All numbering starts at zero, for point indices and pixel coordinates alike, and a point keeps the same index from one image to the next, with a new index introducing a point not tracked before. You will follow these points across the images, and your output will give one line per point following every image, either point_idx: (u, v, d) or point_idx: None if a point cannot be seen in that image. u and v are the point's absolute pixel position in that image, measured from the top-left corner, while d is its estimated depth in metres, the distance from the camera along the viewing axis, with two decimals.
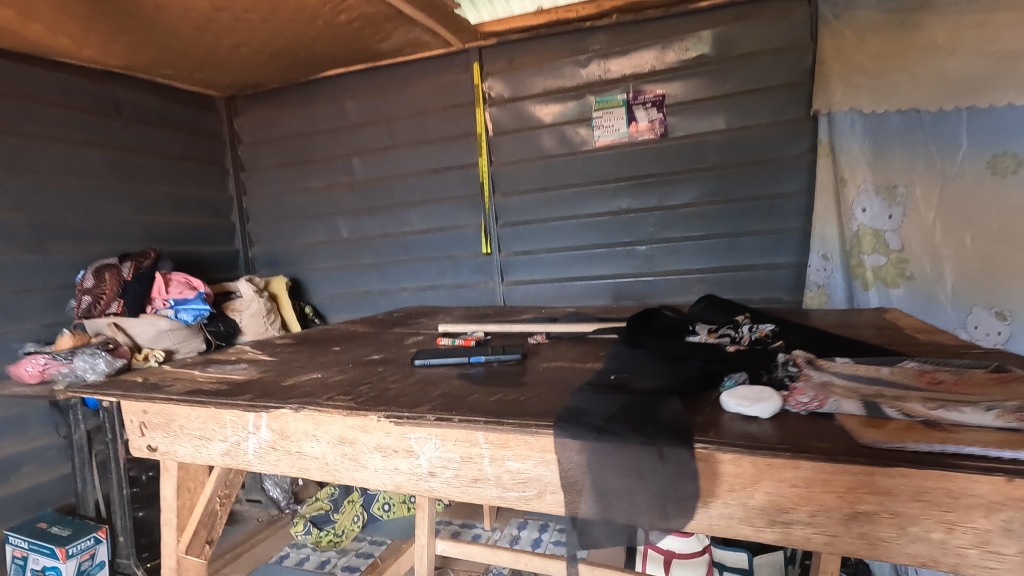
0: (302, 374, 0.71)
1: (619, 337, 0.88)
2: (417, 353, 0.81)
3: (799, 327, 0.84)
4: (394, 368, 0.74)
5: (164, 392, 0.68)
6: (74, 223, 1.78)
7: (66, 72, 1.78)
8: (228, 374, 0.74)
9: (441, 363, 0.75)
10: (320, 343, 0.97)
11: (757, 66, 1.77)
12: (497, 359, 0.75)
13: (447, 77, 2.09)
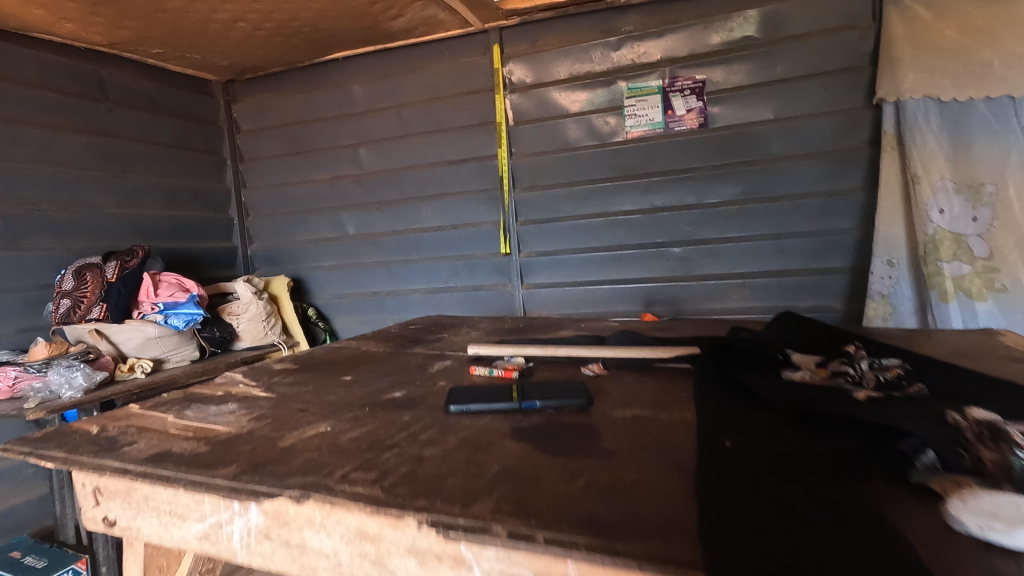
0: (305, 427, 0.55)
1: (695, 373, 0.71)
2: (449, 392, 0.64)
3: (927, 361, 0.67)
4: (423, 416, 0.58)
5: (125, 448, 0.51)
6: (54, 217, 1.61)
7: (44, 49, 1.61)
8: (211, 421, 0.57)
9: (486, 410, 0.58)
10: (327, 370, 0.80)
11: (812, 49, 1.59)
12: (557, 404, 0.58)
13: (462, 61, 1.91)
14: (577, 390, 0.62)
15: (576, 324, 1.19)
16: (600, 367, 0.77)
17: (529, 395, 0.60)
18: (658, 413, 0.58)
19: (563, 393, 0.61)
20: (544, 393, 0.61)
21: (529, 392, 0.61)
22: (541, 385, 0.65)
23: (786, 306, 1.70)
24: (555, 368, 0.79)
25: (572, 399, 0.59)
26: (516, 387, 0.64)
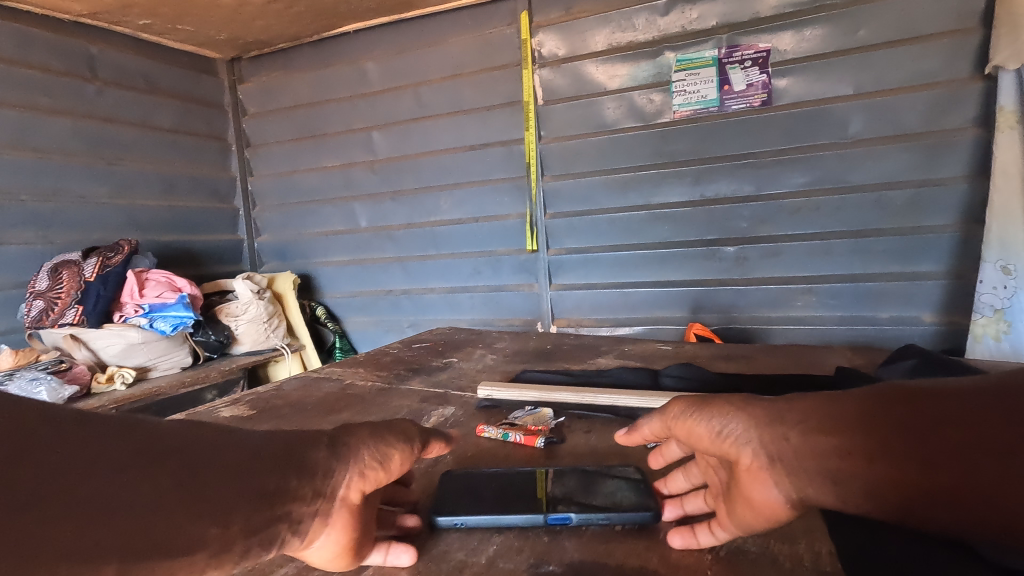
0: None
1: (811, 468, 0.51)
2: (453, 478, 0.47)
3: None
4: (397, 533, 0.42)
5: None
6: (35, 208, 1.47)
7: (23, 21, 1.45)
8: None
9: (496, 523, 0.42)
10: (292, 422, 0.63)
11: (907, 7, 1.29)
12: (601, 519, 0.41)
13: (486, 31, 1.69)
14: (632, 489, 0.44)
15: (616, 347, 0.99)
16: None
17: (563, 500, 0.43)
18: (774, 549, 0.39)
19: (609, 494, 0.43)
20: (583, 493, 0.44)
21: (563, 490, 0.44)
22: (583, 469, 0.47)
23: (863, 317, 1.44)
24: (592, 429, 0.60)
25: (625, 510, 0.41)
26: (548, 474, 0.46)
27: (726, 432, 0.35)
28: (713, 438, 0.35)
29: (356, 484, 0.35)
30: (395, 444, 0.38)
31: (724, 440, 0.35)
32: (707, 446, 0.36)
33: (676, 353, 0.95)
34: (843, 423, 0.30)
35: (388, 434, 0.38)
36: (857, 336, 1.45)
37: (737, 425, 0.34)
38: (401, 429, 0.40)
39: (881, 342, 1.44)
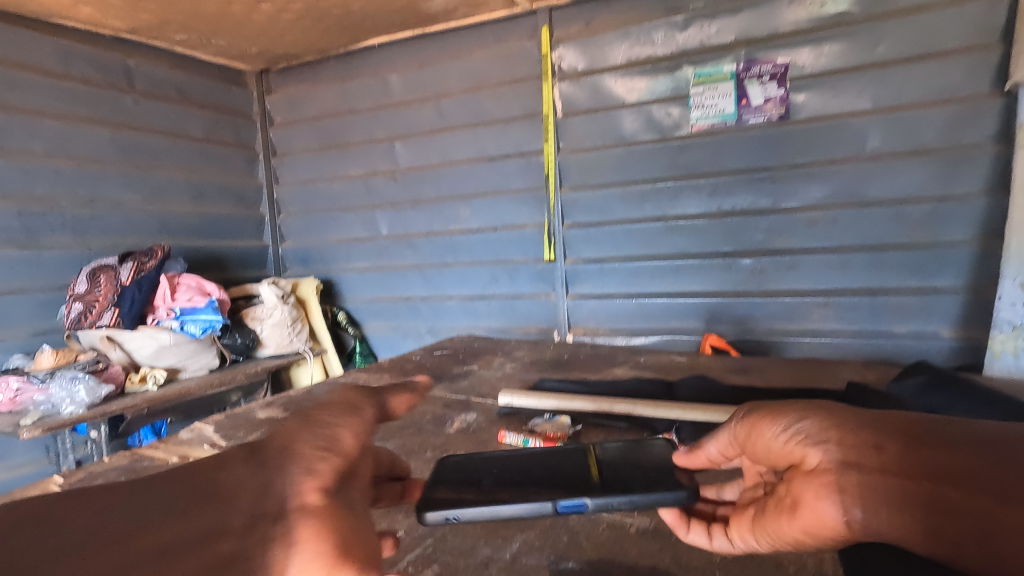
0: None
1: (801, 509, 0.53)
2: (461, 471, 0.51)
3: None
4: (426, 533, 0.50)
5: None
6: (74, 214, 1.54)
7: (66, 36, 1.52)
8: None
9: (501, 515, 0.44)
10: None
11: (926, 23, 1.30)
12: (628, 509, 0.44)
13: (507, 45, 1.73)
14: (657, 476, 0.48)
15: (631, 358, 1.02)
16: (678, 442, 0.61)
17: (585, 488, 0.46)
18: (780, 553, 0.48)
19: (636, 481, 0.47)
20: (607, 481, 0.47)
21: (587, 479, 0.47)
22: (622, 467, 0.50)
23: (880, 330, 1.44)
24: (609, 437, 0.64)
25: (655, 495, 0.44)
26: (570, 467, 0.50)
27: (788, 439, 0.45)
28: (779, 443, 0.46)
29: (311, 486, 0.34)
30: (326, 426, 0.38)
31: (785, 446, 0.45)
32: (776, 454, 0.46)
33: (691, 365, 0.97)
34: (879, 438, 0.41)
35: (317, 422, 0.38)
36: (873, 350, 1.45)
37: (794, 433, 0.45)
38: (348, 400, 0.41)
39: (898, 356, 1.43)
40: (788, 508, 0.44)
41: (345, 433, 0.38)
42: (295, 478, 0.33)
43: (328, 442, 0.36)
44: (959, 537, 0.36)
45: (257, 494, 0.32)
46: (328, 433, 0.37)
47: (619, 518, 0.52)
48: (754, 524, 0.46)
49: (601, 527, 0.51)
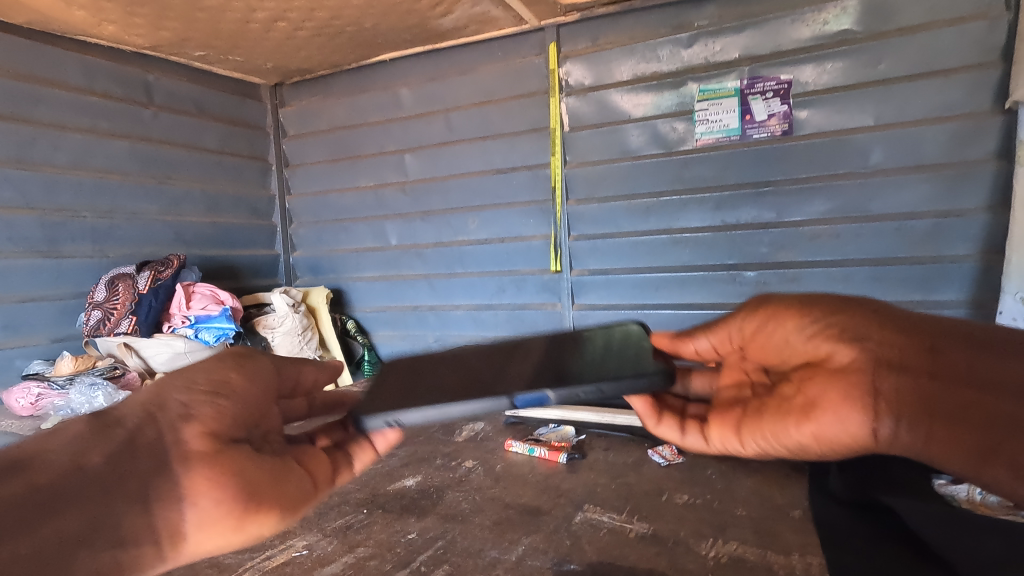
0: (277, 549, 0.52)
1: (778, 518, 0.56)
2: (409, 383, 0.57)
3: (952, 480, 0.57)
4: (436, 535, 0.53)
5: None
6: (94, 224, 1.58)
7: (89, 52, 1.58)
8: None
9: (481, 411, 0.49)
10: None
11: (927, 42, 1.32)
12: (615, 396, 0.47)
13: (515, 61, 1.76)
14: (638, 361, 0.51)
15: None
16: (675, 452, 0.68)
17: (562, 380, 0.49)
18: (769, 558, 0.48)
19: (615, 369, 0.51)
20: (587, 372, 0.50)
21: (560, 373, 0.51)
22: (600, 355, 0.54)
23: None
24: (610, 447, 0.70)
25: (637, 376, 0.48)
26: (540, 364, 0.54)
27: (812, 335, 0.51)
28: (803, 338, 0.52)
29: (197, 434, 0.45)
30: (209, 383, 0.49)
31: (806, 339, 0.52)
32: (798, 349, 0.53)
33: None
34: (900, 340, 0.46)
35: (200, 383, 0.48)
36: None
37: (817, 331, 0.51)
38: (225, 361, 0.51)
39: None
40: (798, 404, 0.49)
41: (231, 387, 0.49)
42: (186, 431, 0.44)
43: (209, 402, 0.47)
44: (970, 445, 0.41)
45: (146, 452, 0.42)
46: (211, 396, 0.48)
47: (620, 524, 0.54)
48: (757, 418, 0.53)
49: (601, 532, 0.52)
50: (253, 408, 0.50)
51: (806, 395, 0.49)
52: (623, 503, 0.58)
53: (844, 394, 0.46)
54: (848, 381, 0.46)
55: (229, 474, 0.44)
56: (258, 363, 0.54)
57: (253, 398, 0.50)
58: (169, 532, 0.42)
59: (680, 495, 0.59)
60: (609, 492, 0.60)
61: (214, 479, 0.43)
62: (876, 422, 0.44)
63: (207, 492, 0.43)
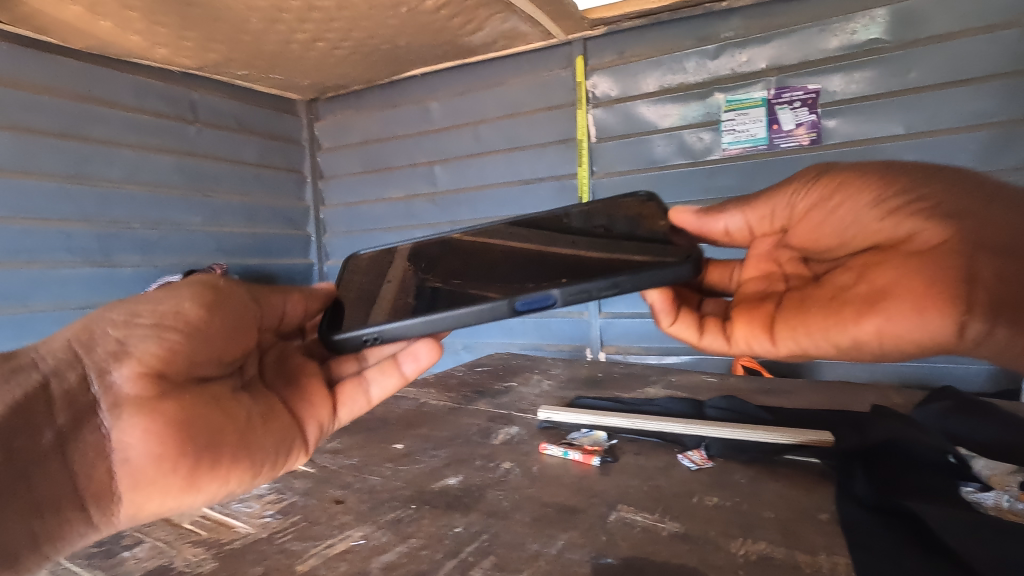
0: (335, 538, 0.56)
1: (805, 511, 0.58)
2: (385, 296, 0.72)
3: (963, 482, 0.61)
4: (480, 529, 0.56)
5: (127, 552, 0.57)
6: (143, 235, 1.67)
7: (141, 73, 1.67)
8: (234, 514, 0.63)
9: (467, 321, 0.62)
10: (379, 433, 0.84)
11: (959, 50, 1.31)
12: (634, 289, 0.57)
13: (542, 74, 1.80)
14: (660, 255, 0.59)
15: (663, 377, 1.06)
16: (705, 457, 0.70)
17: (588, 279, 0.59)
18: (797, 557, 0.50)
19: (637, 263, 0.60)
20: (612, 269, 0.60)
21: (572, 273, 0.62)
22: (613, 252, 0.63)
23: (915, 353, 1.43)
24: (641, 451, 0.73)
25: (654, 271, 0.57)
26: (579, 263, 0.63)
27: (874, 213, 0.60)
28: (868, 213, 0.60)
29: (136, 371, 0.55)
30: (151, 320, 0.58)
31: (867, 218, 0.61)
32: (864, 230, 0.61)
33: (720, 385, 1.00)
34: (959, 212, 0.53)
35: (136, 324, 0.58)
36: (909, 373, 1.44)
37: (880, 209, 0.59)
38: (181, 296, 0.62)
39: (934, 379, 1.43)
40: (858, 292, 0.56)
41: (179, 324, 0.59)
42: (118, 375, 0.54)
43: (145, 345, 0.56)
44: None
45: (67, 401, 0.51)
46: (147, 336, 0.57)
47: (653, 523, 0.56)
48: (806, 310, 0.62)
49: (635, 530, 0.55)
50: (201, 343, 0.61)
51: (874, 285, 0.55)
52: (655, 504, 0.60)
53: (919, 279, 0.51)
54: (931, 262, 0.51)
55: (161, 418, 0.53)
56: (218, 301, 0.65)
57: (206, 327, 0.62)
58: (96, 480, 0.50)
59: (710, 498, 0.61)
60: (641, 493, 0.63)
61: (145, 426, 0.52)
62: (966, 316, 0.48)
63: (139, 437, 0.52)
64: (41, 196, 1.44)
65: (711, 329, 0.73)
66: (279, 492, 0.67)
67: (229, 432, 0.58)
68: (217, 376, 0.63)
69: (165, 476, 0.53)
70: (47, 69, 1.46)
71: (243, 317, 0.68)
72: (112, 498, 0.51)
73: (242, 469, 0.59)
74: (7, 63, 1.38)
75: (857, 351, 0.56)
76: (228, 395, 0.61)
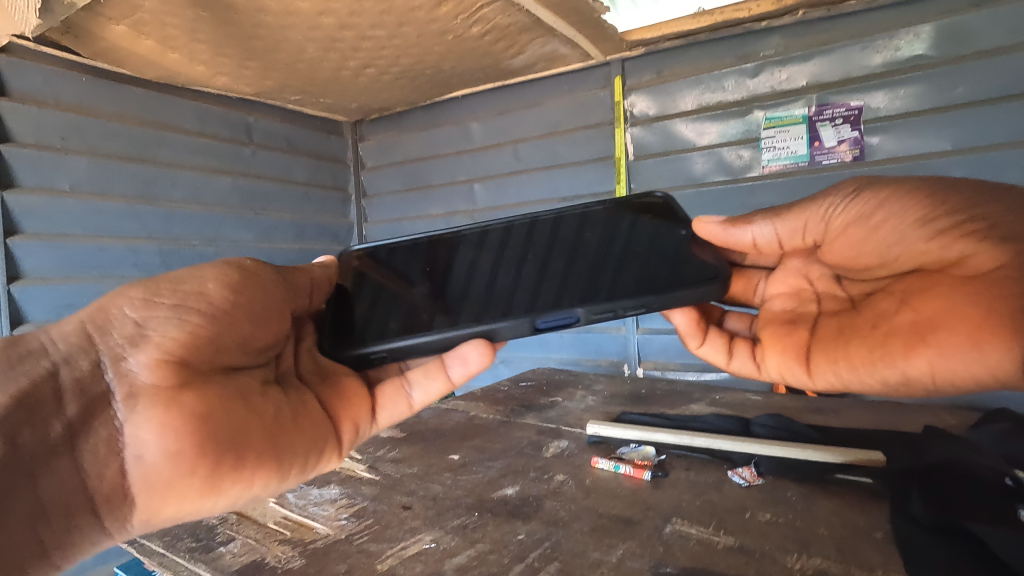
0: (407, 541, 0.60)
1: (863, 528, 0.59)
2: (392, 302, 0.71)
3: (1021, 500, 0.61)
4: (542, 536, 0.59)
5: (223, 547, 0.62)
6: (201, 251, 1.76)
7: (203, 100, 1.77)
8: (311, 516, 0.67)
9: (490, 335, 0.65)
10: (435, 444, 0.87)
11: (1009, 65, 1.29)
12: (660, 308, 0.63)
13: (581, 94, 1.84)
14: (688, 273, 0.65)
15: (707, 395, 1.07)
16: (756, 474, 0.71)
17: (620, 293, 0.64)
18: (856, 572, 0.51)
19: (668, 279, 0.65)
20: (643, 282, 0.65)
21: (590, 290, 0.66)
22: (633, 265, 0.68)
23: None
24: (691, 467, 0.75)
25: (685, 291, 0.63)
26: (602, 269, 0.68)
27: (919, 236, 0.61)
28: (912, 234, 0.61)
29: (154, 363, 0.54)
30: (172, 300, 0.58)
31: (910, 240, 0.61)
32: (908, 254, 0.62)
33: (767, 404, 1.01)
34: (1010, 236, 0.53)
35: (157, 304, 0.58)
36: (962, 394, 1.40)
37: (925, 231, 0.60)
38: (204, 278, 0.62)
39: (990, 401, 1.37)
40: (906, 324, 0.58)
41: (202, 306, 0.59)
42: (135, 363, 0.54)
43: (165, 329, 0.56)
44: None
45: (78, 389, 0.51)
46: (167, 319, 0.57)
47: (708, 536, 0.58)
48: (846, 343, 0.64)
49: (690, 542, 0.57)
50: (225, 325, 0.60)
51: (923, 316, 0.56)
52: (709, 517, 0.62)
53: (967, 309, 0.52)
54: (981, 291, 0.52)
55: (174, 416, 0.52)
56: (244, 280, 0.64)
57: (223, 315, 0.60)
58: (107, 481, 0.51)
59: (763, 514, 0.62)
60: (694, 507, 0.64)
61: (162, 422, 0.52)
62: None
63: (153, 433, 0.52)
64: (113, 215, 1.55)
65: (740, 353, 0.75)
66: (350, 497, 0.71)
67: (253, 431, 0.57)
68: (247, 366, 0.63)
69: (182, 477, 0.52)
70: (121, 97, 1.57)
71: (272, 299, 0.66)
72: (124, 500, 0.52)
73: (264, 473, 0.58)
74: (85, 93, 1.49)
75: (907, 385, 0.58)
76: (254, 389, 0.61)
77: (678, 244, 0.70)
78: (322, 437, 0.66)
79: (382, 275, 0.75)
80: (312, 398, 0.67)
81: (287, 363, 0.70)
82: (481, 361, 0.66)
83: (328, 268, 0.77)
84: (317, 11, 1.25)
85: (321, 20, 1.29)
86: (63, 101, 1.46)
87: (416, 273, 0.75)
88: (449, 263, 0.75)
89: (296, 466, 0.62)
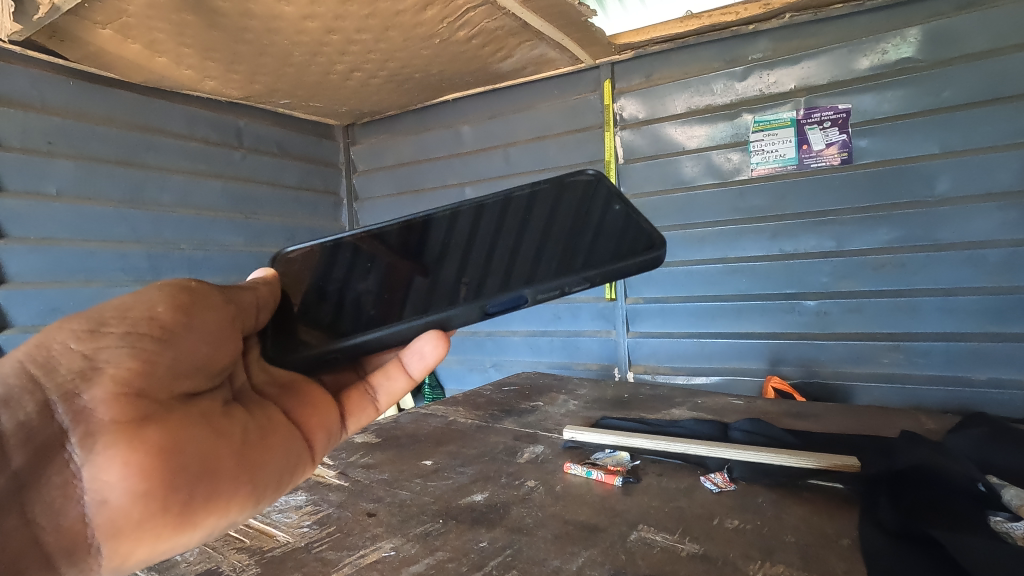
0: (367, 548, 0.59)
1: (826, 536, 0.58)
2: (337, 303, 0.68)
3: (988, 505, 0.61)
4: (504, 544, 0.58)
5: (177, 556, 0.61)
6: (190, 255, 1.75)
7: (193, 104, 1.77)
8: (273, 523, 0.66)
9: (443, 325, 0.63)
10: (409, 449, 0.87)
11: (996, 67, 1.28)
12: (605, 281, 0.61)
13: (571, 98, 1.84)
14: (632, 244, 0.63)
15: (689, 399, 1.06)
16: (727, 480, 0.71)
17: (567, 270, 0.62)
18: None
19: (614, 255, 0.62)
20: (592, 258, 0.63)
21: (536, 271, 0.63)
22: (580, 243, 0.65)
23: (957, 378, 1.38)
24: (664, 472, 0.74)
25: (627, 262, 0.61)
26: (549, 250, 0.65)
27: None
28: None
29: (107, 401, 0.48)
30: (121, 328, 0.52)
31: None
32: None
33: (748, 408, 1.00)
34: None
35: (104, 333, 0.51)
36: (951, 399, 1.39)
37: None
38: (149, 301, 0.55)
39: (981, 406, 1.36)
40: None
41: (155, 331, 0.54)
42: (90, 399, 0.48)
43: (119, 359, 0.50)
44: None
45: (24, 436, 0.45)
46: (119, 349, 0.51)
47: (672, 543, 0.57)
48: None
49: (654, 549, 0.56)
50: (181, 350, 0.55)
51: None
52: (677, 525, 0.61)
53: None
54: None
55: (141, 451, 0.47)
56: (195, 300, 0.58)
57: (177, 338, 0.55)
58: (64, 532, 0.45)
59: (731, 520, 0.62)
60: (662, 514, 0.63)
61: (125, 459, 0.46)
62: None
63: (117, 473, 0.46)
64: (100, 219, 1.54)
65: None
66: (316, 504, 0.71)
67: (224, 455, 0.53)
68: (206, 390, 0.58)
69: (153, 516, 0.47)
70: (108, 102, 1.57)
71: (226, 318, 0.60)
72: (86, 550, 0.46)
73: (239, 499, 0.54)
74: (70, 97, 1.49)
75: None
76: (218, 412, 0.56)
77: (619, 217, 0.67)
78: (295, 450, 0.63)
79: (322, 277, 0.71)
80: (278, 412, 0.64)
81: (241, 379, 0.64)
82: (437, 351, 0.65)
83: (272, 285, 0.67)
84: (301, 16, 1.25)
85: (306, 24, 1.29)
86: (49, 104, 1.45)
87: (359, 268, 0.70)
88: (395, 257, 0.70)
89: (272, 485, 0.58)
